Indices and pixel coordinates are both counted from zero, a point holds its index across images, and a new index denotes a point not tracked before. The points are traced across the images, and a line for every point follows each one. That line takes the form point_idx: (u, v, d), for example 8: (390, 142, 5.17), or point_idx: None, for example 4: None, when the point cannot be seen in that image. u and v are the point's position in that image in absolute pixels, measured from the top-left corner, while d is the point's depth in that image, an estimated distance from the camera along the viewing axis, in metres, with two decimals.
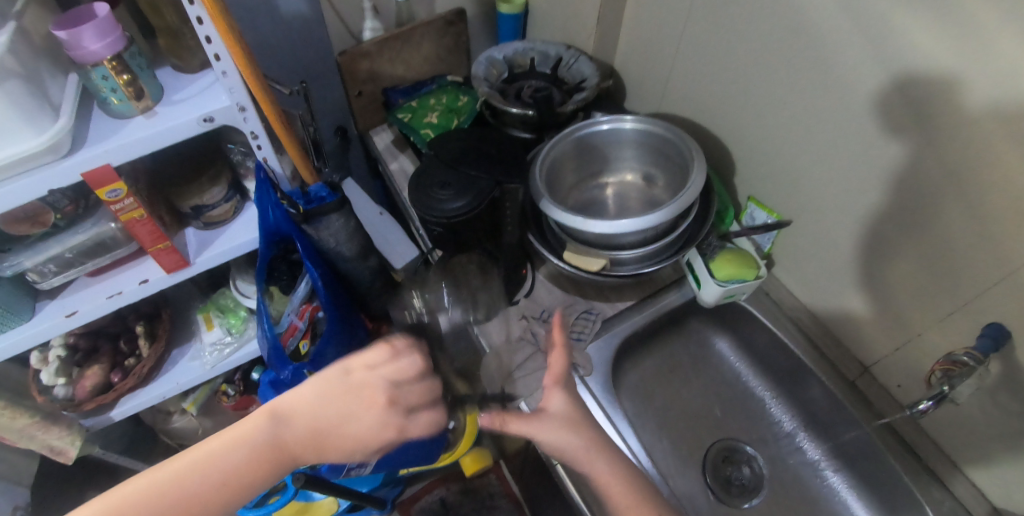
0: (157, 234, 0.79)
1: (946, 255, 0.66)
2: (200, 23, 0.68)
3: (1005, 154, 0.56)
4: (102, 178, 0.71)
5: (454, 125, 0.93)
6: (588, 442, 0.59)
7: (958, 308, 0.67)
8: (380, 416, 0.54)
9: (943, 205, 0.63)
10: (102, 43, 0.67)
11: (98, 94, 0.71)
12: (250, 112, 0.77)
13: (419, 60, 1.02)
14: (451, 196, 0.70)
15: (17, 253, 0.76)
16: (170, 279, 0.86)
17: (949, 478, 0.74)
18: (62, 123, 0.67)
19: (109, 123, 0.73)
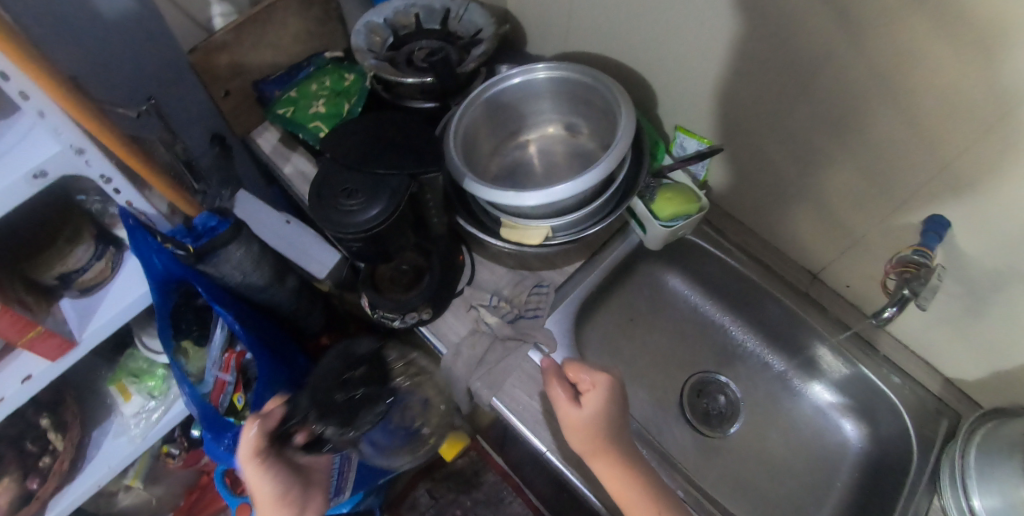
0: (22, 324, 0.64)
1: (878, 156, 0.64)
2: None
3: (929, 52, 0.53)
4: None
5: (345, 111, 0.82)
6: (602, 444, 0.58)
7: (895, 203, 0.66)
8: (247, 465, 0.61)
9: (869, 106, 0.61)
10: None
11: None
12: (91, 153, 0.62)
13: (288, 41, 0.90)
14: (362, 206, 0.60)
15: None
16: (57, 365, 0.74)
17: (908, 365, 0.77)
18: None
19: None
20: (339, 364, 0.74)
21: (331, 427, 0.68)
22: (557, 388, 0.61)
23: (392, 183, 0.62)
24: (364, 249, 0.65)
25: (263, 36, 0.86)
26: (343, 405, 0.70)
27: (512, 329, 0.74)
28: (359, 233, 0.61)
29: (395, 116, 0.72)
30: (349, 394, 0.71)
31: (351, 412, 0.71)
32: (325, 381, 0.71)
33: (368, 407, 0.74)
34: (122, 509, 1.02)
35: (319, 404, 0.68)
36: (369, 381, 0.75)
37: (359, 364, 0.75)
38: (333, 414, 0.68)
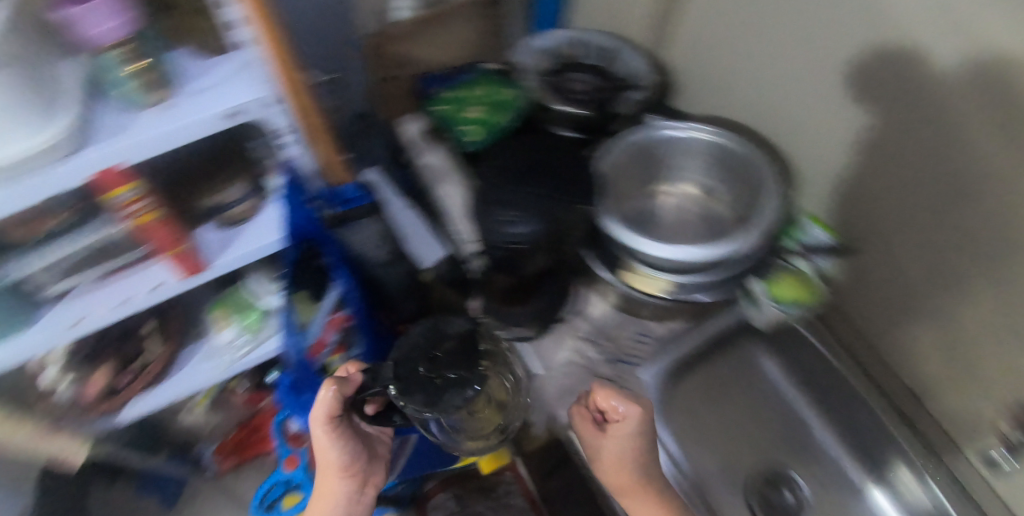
0: (172, 237, 0.74)
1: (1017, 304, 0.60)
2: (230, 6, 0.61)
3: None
4: (116, 183, 0.66)
5: (497, 121, 0.86)
6: (631, 475, 0.63)
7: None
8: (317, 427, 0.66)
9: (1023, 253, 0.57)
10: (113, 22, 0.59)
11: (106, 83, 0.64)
12: (278, 106, 0.69)
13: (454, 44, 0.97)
14: (518, 220, 0.63)
15: (19, 258, 0.71)
16: (184, 283, 0.80)
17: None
18: (68, 118, 0.60)
19: (120, 117, 0.65)
20: (425, 341, 0.61)
21: (418, 400, 0.55)
22: (574, 411, 0.67)
23: (549, 204, 0.65)
24: (506, 259, 0.67)
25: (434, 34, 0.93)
26: (433, 371, 0.57)
27: (607, 367, 0.75)
28: (508, 245, 0.64)
29: (553, 145, 0.75)
30: (437, 370, 0.58)
31: (443, 389, 0.57)
32: (414, 353, 0.59)
33: (452, 392, 0.57)
34: (183, 426, 1.09)
35: (412, 374, 0.57)
36: (461, 365, 0.60)
37: (448, 339, 0.62)
38: (424, 381, 0.56)
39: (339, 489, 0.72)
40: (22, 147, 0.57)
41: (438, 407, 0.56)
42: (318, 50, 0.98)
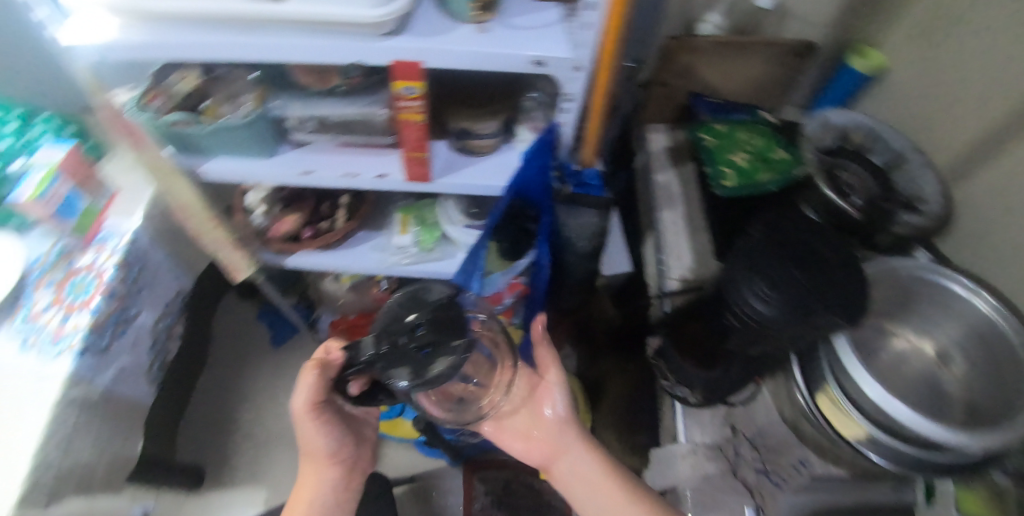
0: (421, 141, 0.74)
1: None
2: None
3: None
4: (401, 74, 0.67)
5: (759, 179, 0.81)
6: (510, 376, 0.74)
7: None
8: (300, 406, 0.69)
9: None
10: None
11: None
12: (582, 74, 0.67)
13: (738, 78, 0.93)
14: (765, 298, 0.61)
15: (288, 100, 0.78)
16: (403, 185, 0.82)
17: None
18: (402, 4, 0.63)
19: (442, 23, 0.68)
20: (406, 311, 0.56)
21: (404, 372, 0.53)
22: (538, 350, 0.74)
23: (799, 292, 0.60)
24: (730, 325, 0.67)
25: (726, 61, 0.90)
26: (416, 340, 0.54)
27: None
28: (740, 314, 0.64)
29: (834, 234, 0.67)
30: (424, 338, 0.54)
31: (428, 357, 0.54)
32: (394, 324, 0.55)
33: (440, 358, 0.54)
34: (322, 291, 1.18)
35: (389, 351, 0.53)
36: (448, 328, 0.55)
37: (439, 309, 0.57)
38: (408, 353, 0.53)
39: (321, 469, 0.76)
40: (353, 13, 0.61)
41: (425, 380, 0.53)
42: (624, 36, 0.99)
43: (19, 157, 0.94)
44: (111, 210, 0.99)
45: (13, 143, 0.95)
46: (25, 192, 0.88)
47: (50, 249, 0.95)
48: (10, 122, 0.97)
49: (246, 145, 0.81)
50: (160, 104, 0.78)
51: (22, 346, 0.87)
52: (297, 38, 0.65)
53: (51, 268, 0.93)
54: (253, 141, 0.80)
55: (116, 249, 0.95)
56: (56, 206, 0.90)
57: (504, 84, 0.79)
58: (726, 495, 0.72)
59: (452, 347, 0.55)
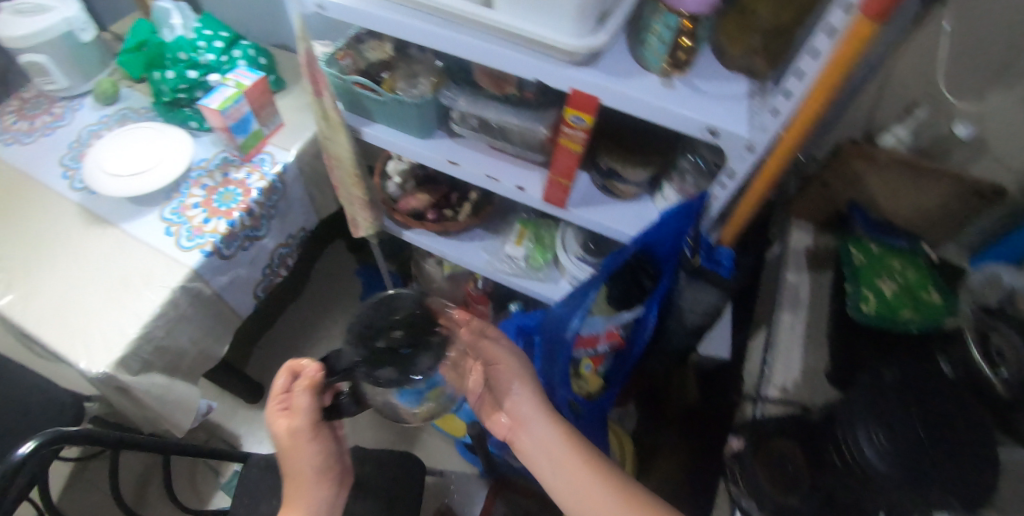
0: (570, 169, 0.75)
1: None
2: (808, 56, 0.57)
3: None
4: (576, 104, 0.67)
5: (902, 316, 0.75)
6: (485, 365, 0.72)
7: None
8: (304, 409, 0.68)
9: None
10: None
11: (644, 32, 0.65)
12: (753, 156, 0.65)
13: (912, 206, 0.85)
14: (879, 447, 0.57)
15: (460, 93, 0.80)
16: (537, 203, 0.84)
17: None
18: (599, 39, 0.62)
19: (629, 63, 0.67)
20: (382, 322, 0.61)
21: (388, 370, 0.58)
22: (502, 341, 0.74)
23: (914, 447, 0.55)
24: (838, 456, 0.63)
25: (902, 185, 0.84)
26: (394, 341, 0.60)
27: None
28: (844, 449, 0.60)
29: (979, 409, 0.59)
30: (403, 338, 0.60)
31: (405, 353, 0.59)
32: (374, 325, 0.61)
33: (422, 355, 0.60)
34: (422, 270, 1.24)
35: (370, 355, 0.59)
36: (418, 324, 0.62)
37: (410, 312, 0.62)
38: (389, 356, 0.59)
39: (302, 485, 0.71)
40: (549, 36, 0.62)
41: (407, 375, 0.59)
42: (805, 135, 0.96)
43: (219, 74, 1.05)
44: (273, 139, 1.08)
45: (218, 60, 1.07)
46: (213, 103, 0.97)
47: (214, 157, 1.07)
48: (220, 40, 1.08)
49: (407, 122, 0.86)
50: (348, 64, 0.85)
51: (167, 230, 1.00)
52: (487, 42, 0.67)
53: (209, 174, 1.05)
54: (414, 120, 0.85)
55: (265, 175, 1.04)
56: (233, 122, 0.99)
57: (666, 141, 0.80)
58: None
59: (427, 340, 0.61)
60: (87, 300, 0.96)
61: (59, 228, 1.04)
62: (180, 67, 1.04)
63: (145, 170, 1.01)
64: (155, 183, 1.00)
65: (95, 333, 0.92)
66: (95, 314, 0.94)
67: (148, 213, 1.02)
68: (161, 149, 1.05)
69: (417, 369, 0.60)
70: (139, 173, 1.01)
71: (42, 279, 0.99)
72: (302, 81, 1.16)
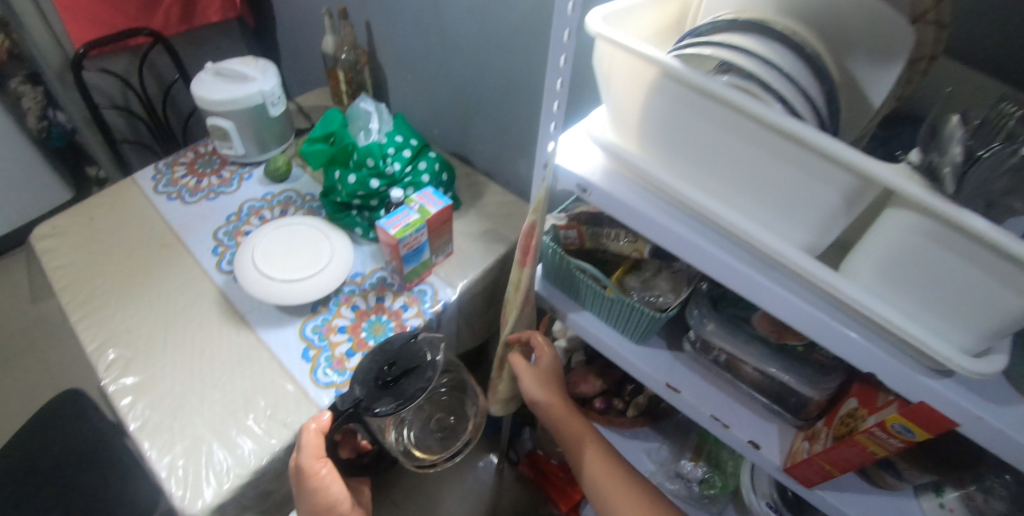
0: (852, 466, 0.56)
1: None
2: None
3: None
4: (915, 415, 0.49)
5: None
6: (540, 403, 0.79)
7: None
8: (314, 463, 0.72)
9: None
10: None
11: None
12: None
13: None
14: None
15: (712, 315, 0.66)
16: (770, 469, 0.65)
17: None
18: (997, 363, 0.44)
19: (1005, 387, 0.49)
20: (377, 361, 0.74)
21: (387, 401, 0.69)
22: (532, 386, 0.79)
23: None
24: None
25: None
26: (387, 375, 0.71)
27: None
28: None
29: None
30: (395, 373, 0.71)
31: (400, 382, 0.71)
32: (369, 375, 0.72)
33: (409, 383, 0.70)
34: None
35: (372, 387, 0.70)
36: (411, 368, 0.72)
37: (401, 359, 0.73)
38: (383, 390, 0.70)
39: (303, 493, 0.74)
40: (925, 341, 0.45)
41: (403, 396, 0.69)
42: None
43: (402, 188, 0.97)
44: (438, 268, 0.97)
45: (403, 170, 0.99)
46: (393, 227, 0.86)
47: (370, 274, 0.97)
48: (409, 149, 1.00)
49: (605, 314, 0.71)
50: (569, 236, 0.69)
51: (304, 352, 0.88)
52: (808, 305, 0.50)
53: (363, 293, 0.95)
54: (636, 327, 0.68)
55: (423, 311, 0.91)
56: (407, 251, 0.88)
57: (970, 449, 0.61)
58: None
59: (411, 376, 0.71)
60: (204, 411, 0.83)
61: (195, 313, 0.95)
62: (364, 174, 0.96)
63: (299, 276, 0.91)
64: (307, 293, 0.90)
65: (204, 460, 0.78)
66: (208, 433, 0.81)
67: (289, 325, 0.92)
68: (318, 252, 0.94)
69: (407, 392, 0.69)
70: (288, 275, 0.91)
71: (162, 370, 0.88)
72: (478, 205, 1.08)
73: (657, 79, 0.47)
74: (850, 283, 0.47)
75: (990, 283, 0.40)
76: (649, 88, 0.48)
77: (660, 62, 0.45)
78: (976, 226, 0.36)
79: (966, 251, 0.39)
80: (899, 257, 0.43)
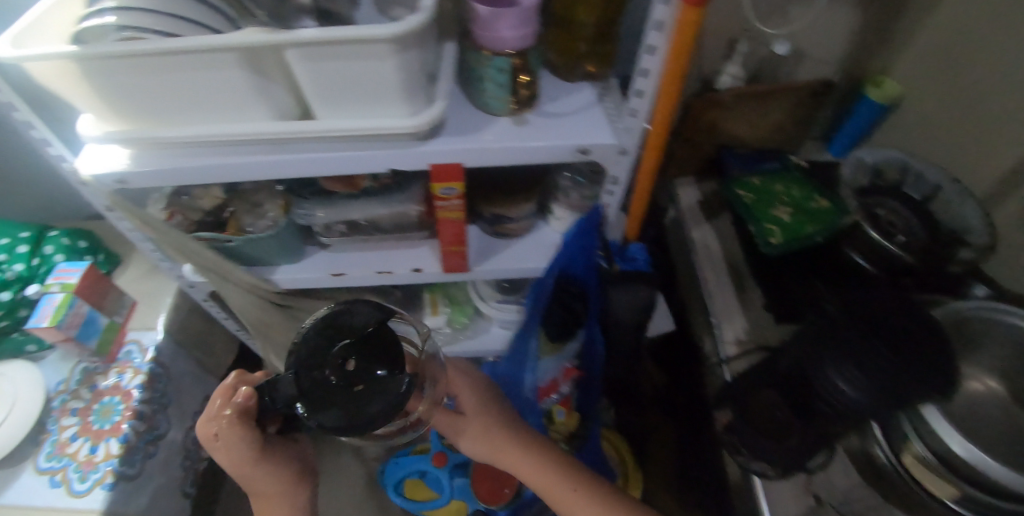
0: (460, 237, 0.73)
1: None
2: (641, 76, 0.59)
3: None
4: (437, 175, 0.65)
5: (805, 232, 0.78)
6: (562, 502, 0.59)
7: None
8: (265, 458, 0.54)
9: None
10: (517, 31, 0.58)
11: (477, 81, 0.64)
12: (627, 158, 0.65)
13: (763, 126, 0.93)
14: (853, 380, 0.58)
15: (313, 205, 0.75)
16: (440, 276, 0.80)
17: None
18: (437, 107, 0.62)
19: (475, 114, 0.66)
20: (360, 326, 0.46)
21: (331, 415, 0.42)
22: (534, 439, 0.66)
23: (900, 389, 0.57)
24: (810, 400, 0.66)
25: (752, 113, 0.90)
26: (280, 398, 0.44)
27: None
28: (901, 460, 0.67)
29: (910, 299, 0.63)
30: (358, 386, 0.43)
31: (370, 384, 0.43)
32: (319, 357, 0.44)
33: (380, 396, 0.42)
34: None
35: (319, 386, 0.43)
36: (367, 342, 0.45)
37: (360, 330, 0.45)
38: (337, 392, 0.42)
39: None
40: (384, 126, 0.60)
41: (360, 420, 0.42)
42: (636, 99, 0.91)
43: (39, 282, 0.90)
44: (130, 324, 0.94)
45: (31, 265, 0.91)
46: (43, 319, 0.81)
47: (71, 375, 0.90)
48: (24, 242, 0.92)
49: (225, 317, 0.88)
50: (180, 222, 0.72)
51: (51, 481, 0.82)
52: (323, 152, 0.63)
53: (74, 394, 0.88)
54: (278, 251, 0.76)
55: (140, 367, 0.91)
56: (75, 329, 0.84)
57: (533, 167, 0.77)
58: None
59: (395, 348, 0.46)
60: None
61: None
62: None
63: None
64: (14, 433, 0.82)
65: None
66: None
67: (14, 474, 0.83)
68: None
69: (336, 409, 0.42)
70: None
71: None
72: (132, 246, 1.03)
73: (78, 67, 0.51)
74: (321, 120, 0.61)
75: (366, 61, 0.54)
76: (79, 74, 0.52)
77: (60, 55, 0.49)
78: (308, 33, 0.50)
79: (337, 54, 0.53)
80: (320, 84, 0.57)
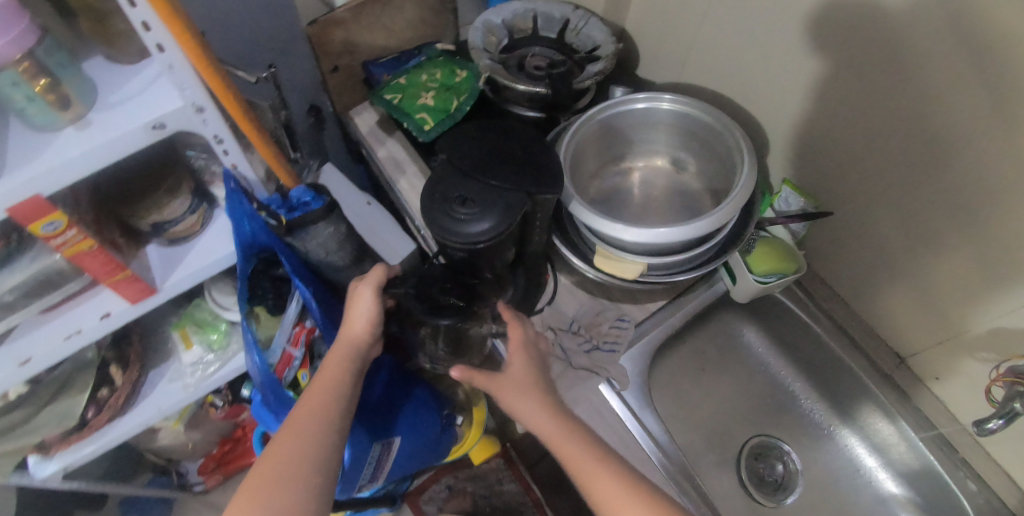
0: (111, 264, 0.66)
1: (925, 241, 0.68)
2: (146, 28, 0.55)
3: (999, 119, 0.55)
4: (29, 214, 0.57)
5: (454, 108, 0.80)
6: (527, 397, 0.62)
7: (973, 297, 0.67)
8: (363, 319, 0.66)
9: (1007, 209, 0.59)
10: (6, 39, 0.51)
11: (10, 103, 0.56)
12: (209, 112, 0.63)
13: (402, 25, 0.87)
14: (470, 214, 0.55)
15: None
16: (134, 309, 0.73)
17: (975, 460, 0.73)
18: None
19: (35, 137, 0.58)
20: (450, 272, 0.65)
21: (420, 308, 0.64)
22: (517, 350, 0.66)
23: (509, 197, 0.56)
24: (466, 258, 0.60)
25: (381, 18, 0.84)
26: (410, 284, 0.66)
27: (586, 359, 0.72)
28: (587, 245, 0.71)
29: (507, 123, 0.64)
30: (450, 298, 0.64)
31: (452, 306, 0.64)
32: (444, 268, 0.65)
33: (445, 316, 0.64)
34: (159, 447, 1.06)
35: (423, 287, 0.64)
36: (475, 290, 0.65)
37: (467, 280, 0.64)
38: (430, 301, 0.64)
39: (325, 423, 0.60)
40: None
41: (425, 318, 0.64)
42: (253, 46, 0.81)
43: None
44: None
45: None
46: None
47: None
48: None
49: None
50: None
51: None
52: None
53: None
54: None
55: None
56: None
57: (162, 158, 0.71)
58: (585, 389, 0.71)
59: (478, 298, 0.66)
60: None
61: None
62: None
63: None
64: None
65: None
66: None
67: None
68: None
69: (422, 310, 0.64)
70: None
71: None
72: None
73: None
74: None
75: None
76: None
77: None
78: None
79: None
80: None
